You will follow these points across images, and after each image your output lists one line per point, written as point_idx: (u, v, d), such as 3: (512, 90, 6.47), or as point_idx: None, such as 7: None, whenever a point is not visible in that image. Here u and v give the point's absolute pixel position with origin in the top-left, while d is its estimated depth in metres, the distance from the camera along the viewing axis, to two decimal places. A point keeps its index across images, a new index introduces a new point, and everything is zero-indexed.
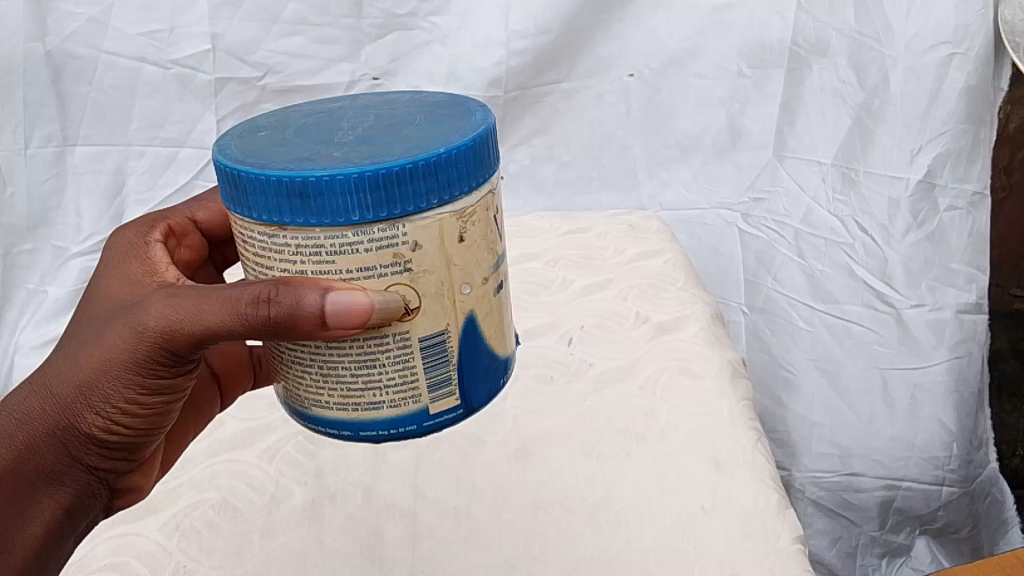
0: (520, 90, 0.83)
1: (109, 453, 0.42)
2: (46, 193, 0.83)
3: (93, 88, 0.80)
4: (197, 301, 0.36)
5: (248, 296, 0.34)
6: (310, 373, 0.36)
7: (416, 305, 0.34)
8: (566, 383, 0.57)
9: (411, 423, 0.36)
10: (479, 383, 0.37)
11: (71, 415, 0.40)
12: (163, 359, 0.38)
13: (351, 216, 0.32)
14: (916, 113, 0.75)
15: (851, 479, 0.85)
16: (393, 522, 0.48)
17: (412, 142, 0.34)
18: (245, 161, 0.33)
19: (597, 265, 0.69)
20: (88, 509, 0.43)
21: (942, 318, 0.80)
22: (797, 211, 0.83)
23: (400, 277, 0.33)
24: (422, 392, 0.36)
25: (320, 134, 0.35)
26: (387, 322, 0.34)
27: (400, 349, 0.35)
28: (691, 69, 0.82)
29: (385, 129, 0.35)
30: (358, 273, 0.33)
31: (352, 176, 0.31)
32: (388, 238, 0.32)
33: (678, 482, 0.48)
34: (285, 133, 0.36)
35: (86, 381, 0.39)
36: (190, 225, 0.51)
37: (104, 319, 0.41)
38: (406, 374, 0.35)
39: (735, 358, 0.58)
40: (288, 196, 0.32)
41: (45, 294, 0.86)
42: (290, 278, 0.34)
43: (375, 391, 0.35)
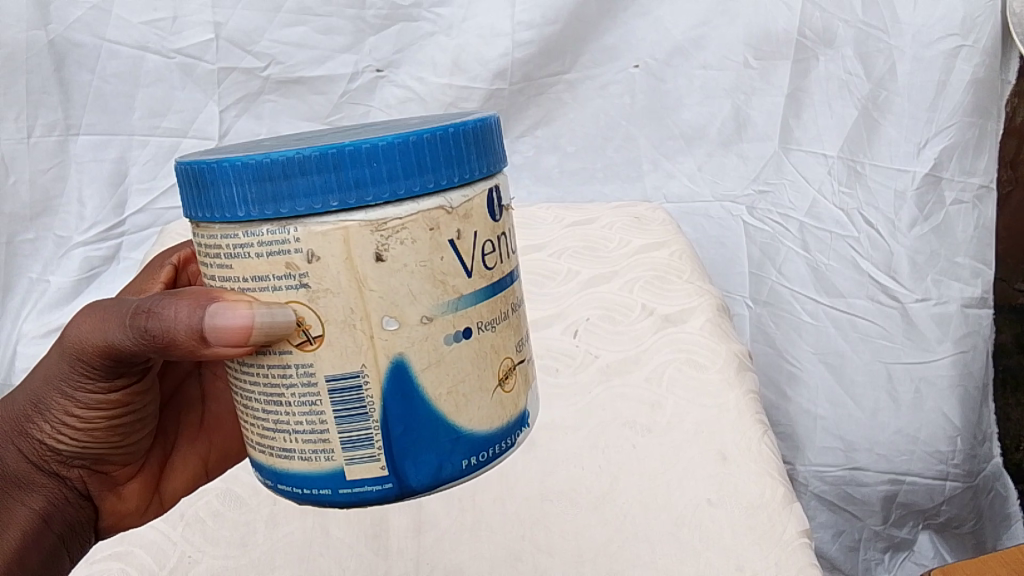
0: (524, 81, 0.83)
1: (68, 462, 0.41)
2: (49, 182, 0.83)
3: (96, 76, 0.80)
4: (106, 313, 0.36)
5: (147, 309, 0.34)
6: (240, 404, 0.34)
7: (313, 328, 0.30)
8: (571, 374, 0.57)
9: (321, 483, 0.31)
10: (421, 453, 0.31)
11: (24, 424, 0.39)
12: (73, 376, 0.38)
13: (239, 212, 0.30)
14: (923, 105, 0.75)
15: (854, 473, 0.84)
16: (398, 513, 0.48)
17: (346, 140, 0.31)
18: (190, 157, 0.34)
19: (603, 256, 0.68)
20: (65, 520, 0.42)
21: (947, 311, 0.80)
22: (802, 203, 0.83)
23: (296, 293, 0.30)
24: (335, 449, 0.31)
25: (296, 140, 0.34)
26: (282, 344, 0.30)
27: (305, 387, 0.31)
28: (697, 60, 0.82)
29: (348, 134, 0.32)
30: (253, 282, 0.30)
31: (237, 166, 0.29)
32: (278, 243, 0.29)
33: (683, 474, 0.48)
34: (264, 140, 0.35)
35: (35, 391, 0.39)
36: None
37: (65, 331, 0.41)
38: (314, 421, 0.31)
39: (741, 350, 0.58)
40: (190, 187, 0.31)
41: (48, 283, 0.86)
42: (198, 291, 0.33)
43: (284, 436, 0.32)
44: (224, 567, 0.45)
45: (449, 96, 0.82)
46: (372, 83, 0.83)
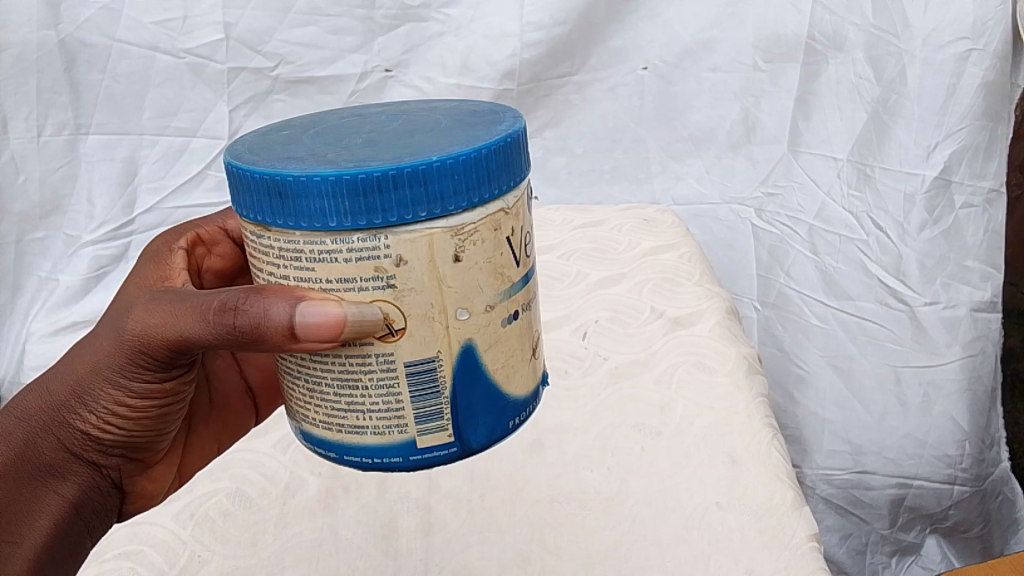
0: (533, 82, 0.83)
1: (107, 452, 0.42)
2: (59, 181, 0.84)
3: (106, 76, 0.80)
4: (173, 307, 0.37)
5: (219, 302, 0.35)
6: (299, 387, 0.35)
7: (398, 324, 0.32)
8: (581, 376, 0.57)
9: (392, 454, 0.34)
10: (479, 420, 0.35)
11: (66, 413, 0.41)
12: (138, 364, 0.39)
13: (330, 222, 0.31)
14: (933, 108, 0.74)
15: (861, 477, 0.84)
16: (407, 514, 0.48)
17: (414, 148, 0.32)
18: (244, 156, 0.34)
19: (611, 259, 0.68)
20: (95, 508, 0.43)
21: (956, 315, 0.79)
22: (812, 206, 0.83)
23: (383, 293, 0.32)
24: (409, 423, 0.34)
25: (335, 135, 0.35)
26: (367, 338, 0.32)
27: (384, 371, 0.33)
28: (705, 62, 0.81)
29: (400, 136, 0.34)
30: (338, 283, 0.32)
31: (329, 180, 0.30)
32: (370, 249, 0.31)
33: (693, 477, 0.48)
34: (300, 133, 0.36)
35: (80, 381, 0.40)
36: (220, 233, 0.51)
37: (104, 322, 0.41)
38: (390, 400, 0.33)
39: (751, 353, 0.58)
40: (270, 195, 0.31)
41: (57, 282, 0.86)
42: (270, 287, 0.33)
43: (356, 415, 0.34)
44: (233, 566, 0.45)
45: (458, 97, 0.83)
46: (381, 83, 0.83)
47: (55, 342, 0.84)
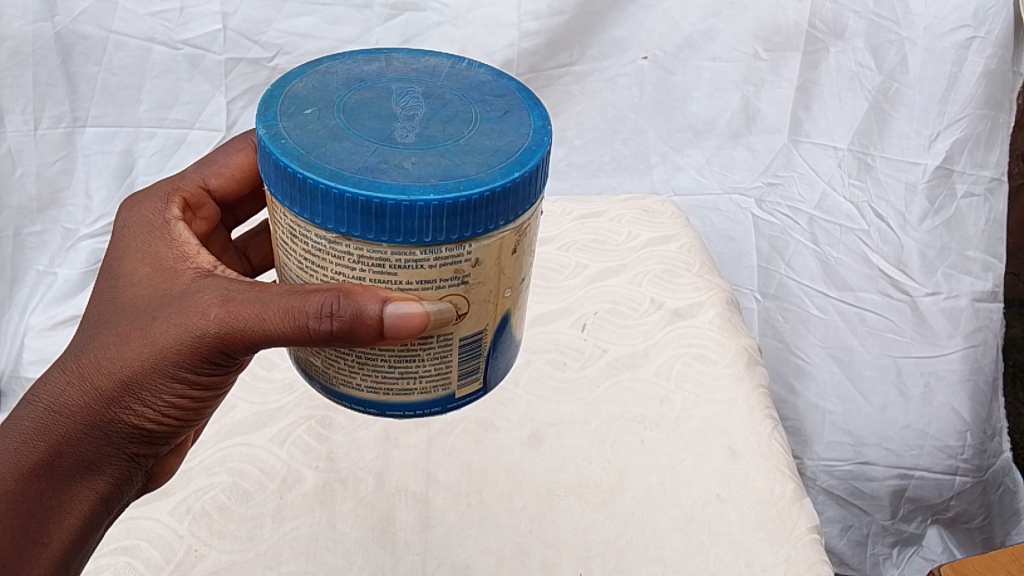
0: (531, 72, 0.82)
1: (149, 443, 0.43)
2: (56, 174, 0.83)
3: (102, 68, 0.80)
4: (253, 308, 0.37)
5: (311, 308, 0.35)
6: (347, 359, 0.38)
7: (461, 310, 0.37)
8: (579, 368, 0.55)
9: (433, 406, 0.39)
10: (499, 367, 0.41)
11: (118, 408, 0.41)
12: (209, 360, 0.39)
13: (426, 237, 0.34)
14: (935, 97, 0.75)
15: (862, 467, 0.82)
16: (405, 508, 0.47)
17: (481, 154, 0.35)
18: (309, 161, 0.34)
19: (611, 250, 0.66)
20: (123, 495, 0.44)
21: (957, 305, 0.80)
22: (813, 197, 0.83)
23: (457, 288, 0.36)
24: (452, 381, 0.39)
25: (377, 124, 0.36)
26: (443, 329, 0.37)
27: (441, 347, 0.38)
28: (706, 51, 0.81)
29: (445, 128, 0.36)
30: (416, 284, 0.35)
31: (433, 203, 0.33)
32: (454, 257, 0.35)
33: (693, 469, 0.47)
34: (335, 119, 0.36)
35: (133, 376, 0.40)
36: (204, 194, 0.50)
37: (145, 310, 0.40)
38: (442, 366, 0.38)
39: (751, 345, 0.57)
40: (363, 212, 0.33)
41: (54, 276, 0.86)
42: (348, 286, 0.36)
43: (409, 379, 0.38)
44: (232, 561, 0.45)
45: None
46: None
47: (56, 336, 0.82)
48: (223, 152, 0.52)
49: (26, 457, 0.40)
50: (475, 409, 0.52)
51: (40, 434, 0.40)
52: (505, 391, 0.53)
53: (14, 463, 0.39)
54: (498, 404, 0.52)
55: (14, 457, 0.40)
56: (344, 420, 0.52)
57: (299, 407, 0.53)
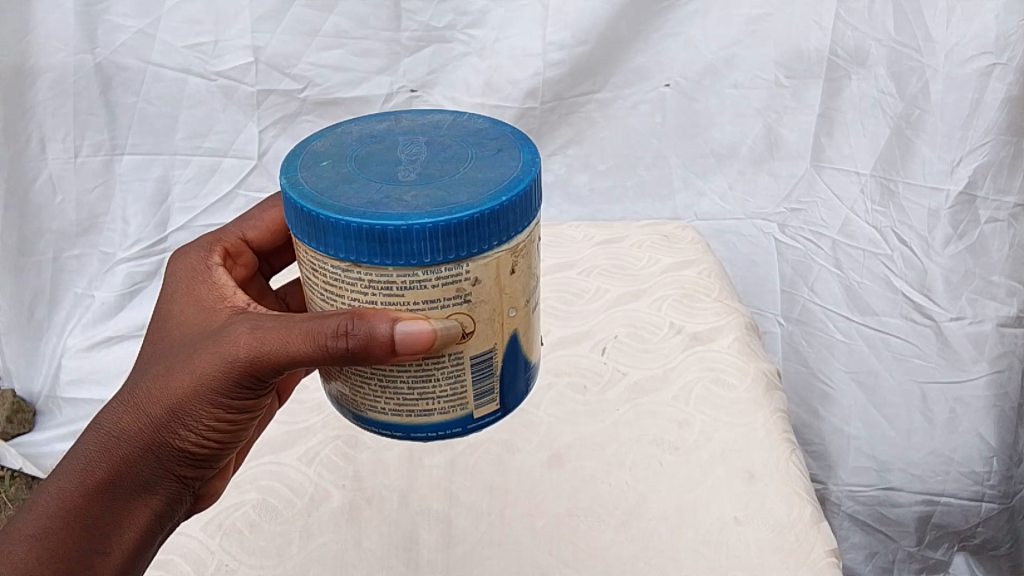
0: (555, 100, 0.84)
1: (196, 463, 0.44)
2: (95, 200, 0.87)
3: (140, 98, 0.83)
4: (281, 333, 0.39)
5: (328, 327, 0.37)
6: (370, 383, 0.40)
7: (468, 329, 0.38)
8: (599, 393, 0.56)
9: (452, 426, 0.40)
10: (516, 389, 0.42)
11: (165, 432, 0.42)
12: (245, 385, 0.41)
13: (425, 257, 0.35)
14: (956, 123, 0.75)
15: (887, 493, 0.84)
16: (428, 527, 0.48)
17: (473, 185, 0.37)
18: (322, 200, 0.36)
19: (631, 275, 0.67)
20: (176, 513, 0.45)
21: (982, 331, 0.80)
22: (836, 221, 0.83)
23: (461, 307, 0.37)
24: (468, 400, 0.40)
25: (383, 167, 0.38)
26: (451, 346, 0.38)
27: (454, 366, 0.39)
28: (728, 79, 0.82)
29: (443, 165, 0.38)
30: (423, 304, 0.37)
31: (427, 225, 0.34)
32: (453, 275, 0.36)
33: (710, 492, 0.48)
34: (346, 166, 0.38)
35: (177, 402, 0.41)
36: (242, 245, 0.52)
37: (188, 344, 0.42)
38: (457, 386, 0.39)
39: (771, 369, 0.58)
40: (368, 240, 0.35)
41: (92, 298, 0.90)
42: (362, 309, 0.37)
43: (428, 399, 0.39)
44: None
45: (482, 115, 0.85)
46: (406, 103, 0.85)
47: (92, 356, 0.90)
48: (260, 207, 0.55)
49: (89, 477, 0.42)
50: (499, 431, 0.53)
51: (98, 457, 0.42)
52: (527, 415, 0.54)
53: (79, 481, 0.41)
54: (520, 427, 0.53)
55: (78, 475, 0.42)
56: (370, 440, 0.53)
57: (327, 426, 0.54)
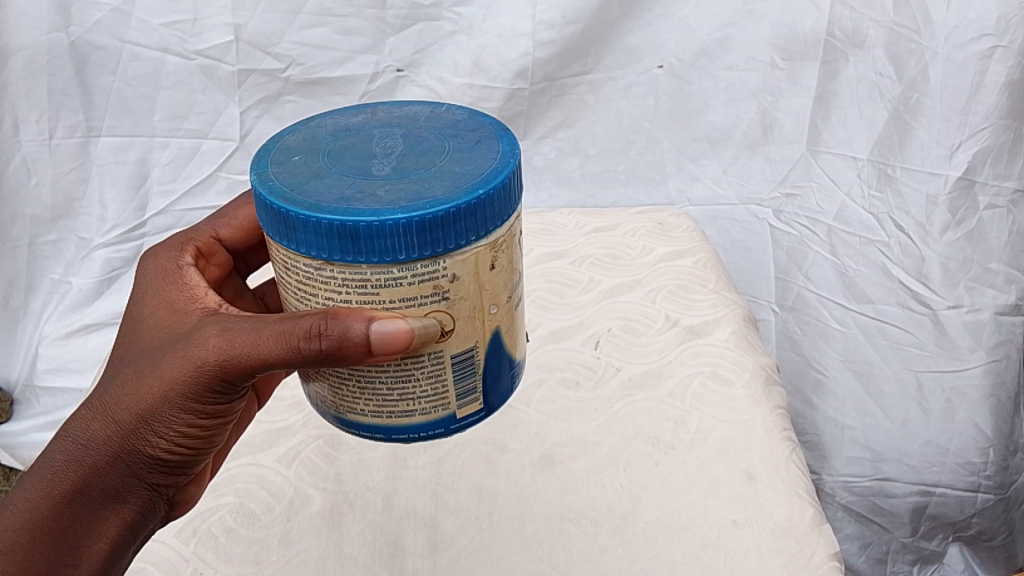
0: (546, 82, 0.82)
1: (169, 470, 0.42)
2: (71, 183, 0.84)
3: (117, 79, 0.80)
4: (252, 334, 0.37)
5: (301, 329, 0.35)
6: (348, 384, 0.38)
7: (447, 328, 0.36)
8: (591, 388, 0.54)
9: (436, 426, 0.38)
10: (500, 388, 0.40)
11: (135, 440, 0.40)
12: (216, 390, 0.39)
13: (399, 255, 0.33)
14: (956, 107, 0.73)
15: (882, 484, 0.83)
16: (413, 531, 0.45)
17: (449, 178, 0.35)
18: (293, 195, 0.34)
19: (624, 265, 0.65)
20: (149, 523, 0.43)
21: (980, 319, 0.78)
22: (831, 207, 0.81)
23: (439, 305, 0.35)
24: (451, 400, 0.38)
25: (356, 162, 0.36)
26: (430, 345, 0.36)
27: (434, 366, 0.37)
28: (722, 60, 0.80)
29: (417, 158, 0.36)
30: (399, 303, 0.35)
31: (401, 221, 0.32)
32: (430, 272, 0.34)
33: (707, 493, 0.46)
34: (319, 162, 0.36)
35: (147, 409, 0.39)
36: (215, 243, 0.50)
37: (158, 348, 0.40)
38: (438, 386, 0.37)
39: (769, 363, 0.56)
40: (339, 237, 0.33)
41: (69, 285, 0.88)
42: (336, 309, 0.35)
43: (407, 399, 0.37)
44: None
45: (470, 96, 0.82)
46: (393, 83, 0.82)
47: (71, 345, 0.88)
48: (233, 205, 0.52)
49: (56, 487, 0.39)
50: (488, 430, 0.51)
51: (66, 466, 0.40)
52: (517, 412, 0.52)
53: (46, 492, 0.39)
54: (510, 425, 0.51)
55: (46, 486, 0.39)
56: (353, 440, 0.51)
57: (308, 425, 0.52)
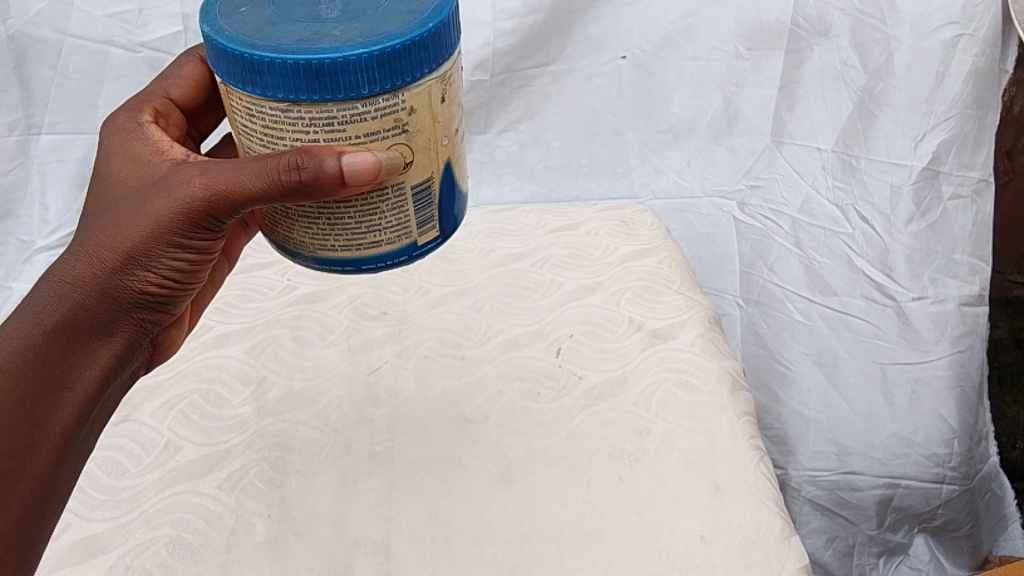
0: (506, 73, 0.79)
1: (152, 303, 0.41)
2: (10, 183, 0.79)
3: (57, 73, 0.76)
4: (232, 171, 0.37)
5: (280, 161, 0.35)
6: (315, 220, 0.37)
7: (410, 138, 0.35)
8: (553, 399, 0.52)
9: (399, 251, 0.38)
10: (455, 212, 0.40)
11: (120, 274, 0.39)
12: (200, 227, 0.39)
13: (362, 91, 0.33)
14: (920, 96, 0.72)
15: (848, 477, 0.79)
16: (363, 560, 0.43)
17: (399, 13, 0.34)
18: (251, 41, 0.33)
19: (588, 265, 0.63)
20: (132, 360, 0.42)
21: (945, 310, 0.77)
22: (796, 199, 0.81)
23: (400, 137, 0.35)
24: (413, 228, 0.38)
25: (305, 7, 0.35)
26: (392, 176, 0.36)
27: (397, 197, 0.37)
28: (686, 50, 0.78)
29: (366, 1, 0.35)
30: (364, 138, 0.34)
31: (363, 56, 0.32)
32: (390, 106, 0.34)
33: (673, 507, 0.45)
34: (268, 9, 0.35)
35: (133, 248, 0.39)
36: (170, 104, 0.48)
37: (136, 192, 0.40)
38: (400, 213, 0.37)
39: (736, 368, 0.54)
40: (305, 76, 0.32)
41: (10, 289, 0.81)
42: (306, 147, 0.35)
43: (361, 191, 0.36)
44: None
45: None
46: None
47: None
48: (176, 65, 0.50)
49: (43, 327, 0.38)
50: (444, 446, 0.49)
51: (49, 303, 0.38)
52: (477, 426, 0.50)
53: (35, 325, 0.38)
54: (469, 440, 0.49)
55: (32, 324, 0.38)
56: (300, 461, 0.48)
57: (251, 447, 0.48)
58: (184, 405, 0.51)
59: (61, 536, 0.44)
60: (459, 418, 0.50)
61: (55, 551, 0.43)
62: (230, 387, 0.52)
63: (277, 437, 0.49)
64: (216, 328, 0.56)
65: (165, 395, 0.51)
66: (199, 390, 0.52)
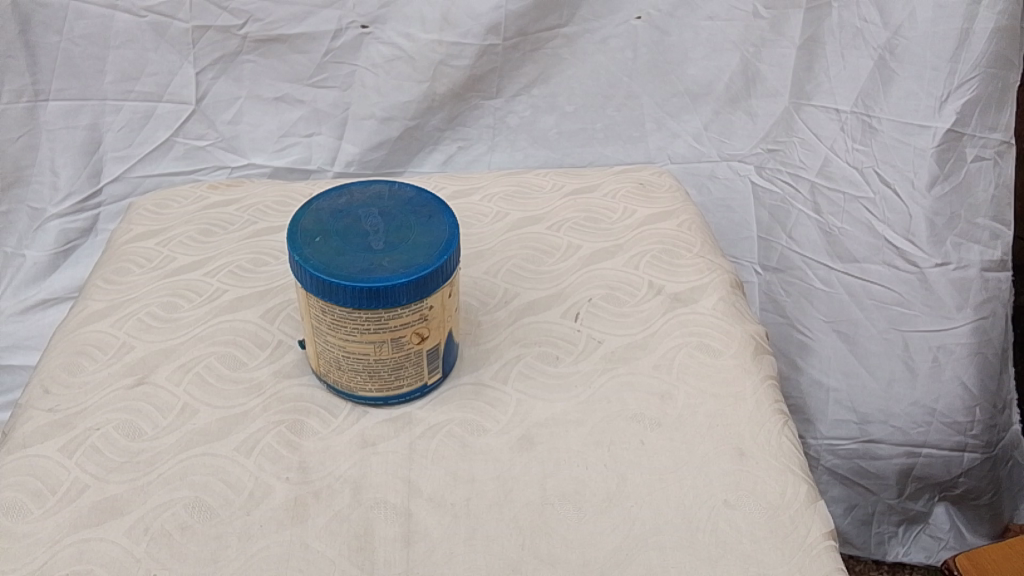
0: (520, 36, 0.77)
1: None
2: (19, 150, 0.77)
3: (63, 38, 0.73)
4: None
5: None
6: (360, 374, 0.46)
7: (424, 328, 0.44)
8: (572, 362, 0.51)
9: (415, 391, 0.48)
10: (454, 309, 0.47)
11: None
12: None
13: (401, 301, 0.41)
14: (944, 55, 0.69)
15: (868, 447, 0.78)
16: (384, 521, 0.42)
17: (408, 258, 0.42)
18: (328, 283, 0.41)
19: (605, 229, 0.62)
20: None
21: (967, 276, 0.74)
22: (815, 162, 0.79)
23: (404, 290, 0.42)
24: (434, 355, 0.47)
25: (357, 242, 0.43)
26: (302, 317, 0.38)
27: (419, 368, 0.46)
28: (702, 10, 0.77)
29: (401, 233, 0.43)
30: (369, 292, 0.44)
31: (404, 290, 0.41)
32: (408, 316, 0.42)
33: (697, 471, 0.44)
34: (332, 243, 0.42)
35: None
36: None
37: None
38: (423, 366, 0.46)
39: (758, 332, 0.54)
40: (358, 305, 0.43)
41: (23, 258, 0.82)
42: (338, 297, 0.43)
43: (387, 384, 0.46)
44: None
45: (439, 54, 0.77)
46: (356, 40, 0.77)
47: (26, 322, 0.83)
48: None
49: None
50: (462, 410, 0.48)
51: None
52: (494, 393, 0.49)
53: None
54: (486, 404, 0.48)
55: None
56: (318, 424, 0.47)
57: (268, 411, 0.48)
58: (200, 367, 0.50)
59: (79, 498, 0.43)
60: (476, 384, 0.49)
61: (72, 513, 0.42)
62: (245, 350, 0.52)
63: (295, 400, 0.49)
64: (231, 291, 0.56)
65: (180, 359, 0.51)
66: (215, 352, 0.51)
